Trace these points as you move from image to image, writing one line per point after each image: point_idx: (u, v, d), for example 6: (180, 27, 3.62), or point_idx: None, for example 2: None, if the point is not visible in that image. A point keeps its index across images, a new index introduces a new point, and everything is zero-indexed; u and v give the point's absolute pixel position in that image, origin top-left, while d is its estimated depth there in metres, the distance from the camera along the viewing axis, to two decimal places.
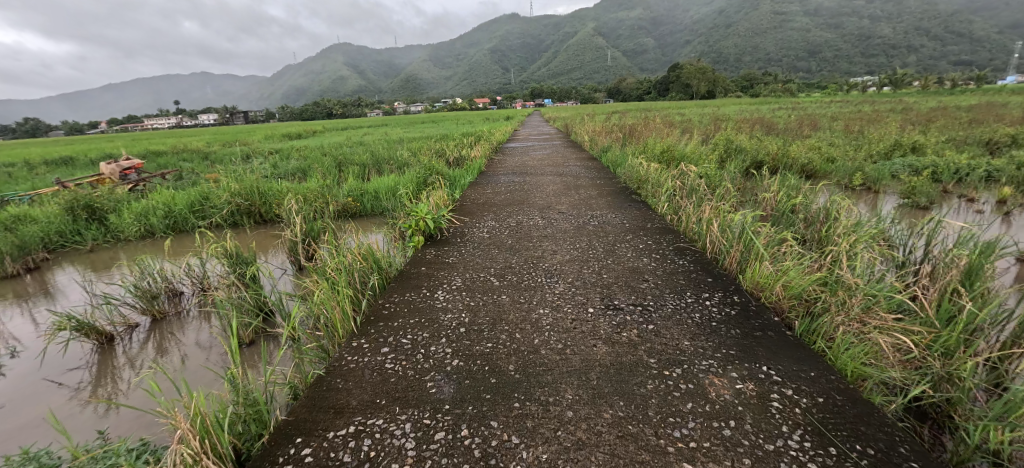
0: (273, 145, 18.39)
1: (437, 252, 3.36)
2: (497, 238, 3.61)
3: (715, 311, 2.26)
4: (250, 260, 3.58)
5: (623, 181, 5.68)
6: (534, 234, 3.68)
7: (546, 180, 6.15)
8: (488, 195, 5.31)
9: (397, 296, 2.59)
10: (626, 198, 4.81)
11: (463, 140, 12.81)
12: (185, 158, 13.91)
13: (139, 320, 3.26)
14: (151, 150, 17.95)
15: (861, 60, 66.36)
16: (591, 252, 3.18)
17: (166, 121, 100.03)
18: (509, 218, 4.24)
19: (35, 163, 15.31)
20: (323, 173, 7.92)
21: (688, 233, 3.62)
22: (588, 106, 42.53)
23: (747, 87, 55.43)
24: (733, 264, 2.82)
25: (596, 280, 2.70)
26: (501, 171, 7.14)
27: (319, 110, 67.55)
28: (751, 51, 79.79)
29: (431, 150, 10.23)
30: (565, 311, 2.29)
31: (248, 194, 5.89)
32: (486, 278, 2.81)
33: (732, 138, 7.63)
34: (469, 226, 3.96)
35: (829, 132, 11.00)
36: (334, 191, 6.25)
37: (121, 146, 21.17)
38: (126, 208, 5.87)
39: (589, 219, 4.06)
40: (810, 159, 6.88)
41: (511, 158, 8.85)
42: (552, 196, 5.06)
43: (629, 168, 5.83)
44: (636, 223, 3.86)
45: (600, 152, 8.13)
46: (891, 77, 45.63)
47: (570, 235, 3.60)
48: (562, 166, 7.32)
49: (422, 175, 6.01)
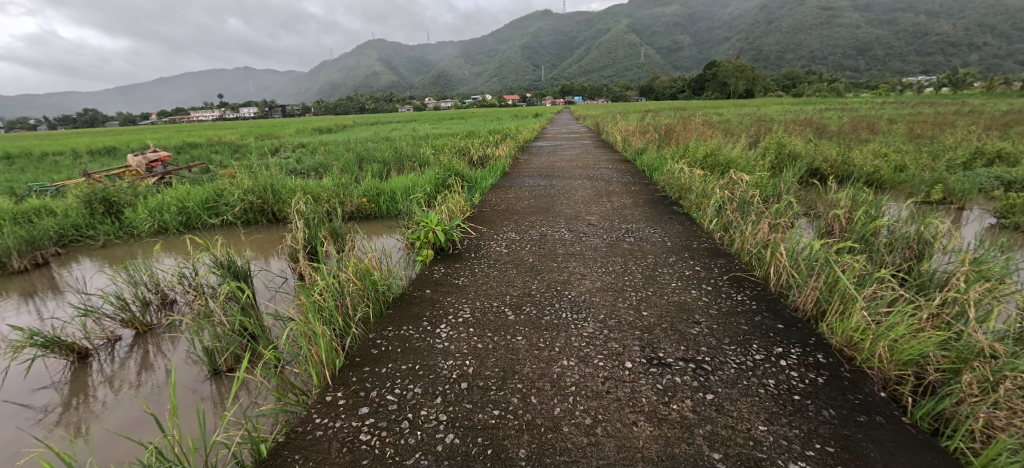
0: (303, 140, 18.63)
1: (447, 269, 2.92)
2: (517, 256, 3.12)
3: (795, 377, 1.72)
4: (243, 269, 3.25)
5: (661, 188, 5.10)
6: (558, 251, 3.18)
7: (574, 184, 5.64)
8: (509, 200, 4.85)
9: (392, 330, 2.16)
10: (665, 208, 4.25)
11: (489, 137, 12.42)
12: (217, 151, 14.22)
13: (123, 333, 2.98)
14: (188, 142, 18.57)
15: (919, 58, 61.70)
16: (627, 279, 2.65)
17: (210, 113, 104.95)
18: (531, 228, 3.77)
19: (82, 153, 16.08)
20: (342, 170, 7.69)
21: (743, 257, 3.04)
22: (620, 105, 41.43)
23: (790, 86, 52.60)
24: (808, 303, 2.25)
25: (633, 320, 2.18)
26: (526, 173, 6.68)
27: (351, 104, 68.98)
28: (796, 49, 75.77)
29: (455, 148, 9.85)
30: (596, 366, 1.80)
31: (261, 192, 5.68)
32: (499, 308, 2.34)
33: (783, 141, 6.88)
34: (486, 239, 3.50)
35: (893, 136, 9.90)
36: (349, 190, 5.96)
37: (163, 137, 22.11)
38: (142, 202, 5.79)
39: (622, 234, 3.53)
40: (877, 167, 6.05)
41: (537, 158, 8.37)
42: (580, 203, 4.54)
43: (667, 174, 5.24)
44: (680, 243, 3.29)
45: (633, 154, 7.53)
46: (952, 79, 42.20)
47: (601, 255, 3.08)
48: (592, 169, 6.78)
49: (441, 176, 5.61)
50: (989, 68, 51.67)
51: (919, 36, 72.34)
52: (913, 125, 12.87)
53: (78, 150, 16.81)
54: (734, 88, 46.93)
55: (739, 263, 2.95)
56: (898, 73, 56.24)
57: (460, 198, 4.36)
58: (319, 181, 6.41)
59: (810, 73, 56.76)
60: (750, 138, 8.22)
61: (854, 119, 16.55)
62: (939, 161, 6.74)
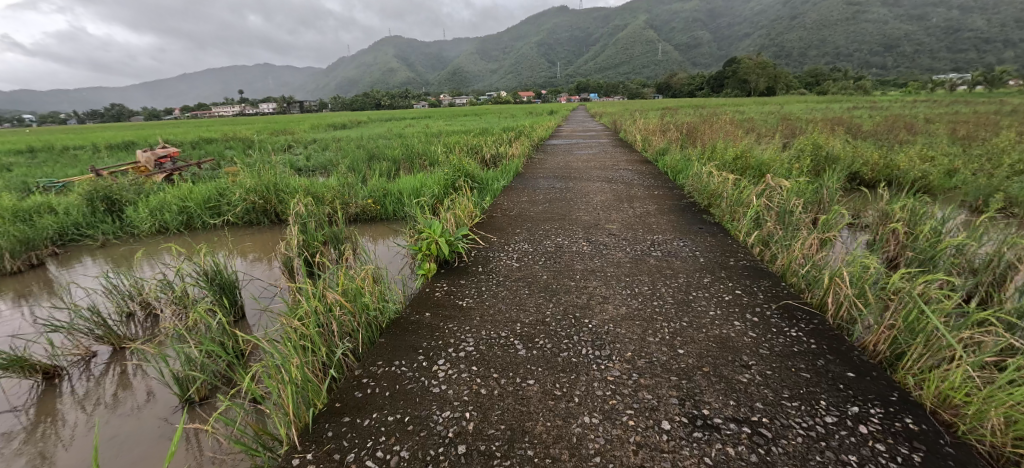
0: (316, 136, 18.59)
1: (451, 286, 2.59)
2: (529, 272, 2.77)
3: (880, 453, 1.36)
4: (230, 282, 2.99)
5: (687, 193, 4.69)
6: (576, 267, 2.82)
7: (591, 187, 5.28)
8: (521, 205, 4.50)
9: (382, 366, 1.85)
10: (693, 216, 3.86)
11: (503, 135, 12.11)
12: (230, 147, 14.22)
13: (100, 349, 2.73)
14: (204, 137, 18.74)
15: (952, 54, 58.99)
16: (657, 306, 2.29)
17: (231, 109, 107.07)
18: (545, 238, 3.43)
19: (101, 147, 16.33)
20: (350, 169, 7.46)
21: (790, 278, 2.64)
22: (636, 102, 40.69)
23: (814, 84, 50.91)
24: (880, 344, 1.89)
25: (668, 360, 1.82)
26: (541, 174, 6.33)
27: (367, 101, 69.50)
28: (821, 45, 73.35)
29: (467, 146, 9.54)
30: (625, 426, 1.47)
31: (264, 191, 5.46)
32: (508, 340, 2.00)
33: (819, 142, 6.36)
34: (495, 250, 3.16)
35: (935, 137, 9.22)
36: (354, 190, 5.71)
37: (182, 132, 22.43)
38: (145, 201, 5.66)
39: (648, 247, 3.15)
40: (926, 172, 5.52)
41: (552, 158, 8.00)
42: (599, 210, 4.17)
43: (694, 178, 4.83)
44: (715, 259, 2.90)
45: (654, 155, 7.11)
46: (988, 77, 40.21)
47: (625, 273, 2.71)
48: (610, 170, 6.38)
49: (450, 176, 5.30)
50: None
51: (952, 32, 69.22)
52: (954, 125, 12.05)
53: (100, 145, 17.16)
54: (755, 85, 45.60)
55: (786, 285, 2.55)
56: (930, 69, 53.91)
57: (468, 201, 4.03)
58: (325, 180, 6.18)
59: (835, 70, 54.83)
60: (780, 138, 7.68)
61: (887, 118, 15.70)
62: (995, 164, 6.13)
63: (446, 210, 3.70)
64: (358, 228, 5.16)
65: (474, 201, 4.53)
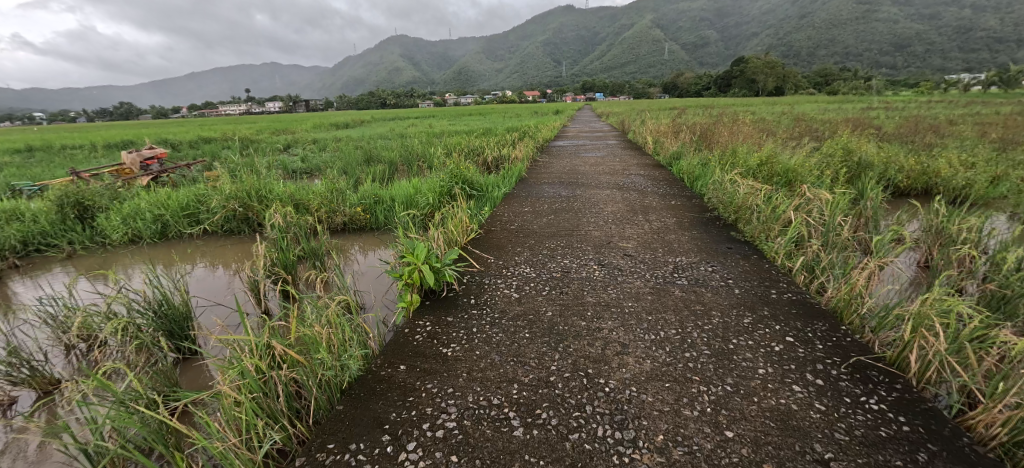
0: (316, 135, 18.25)
1: (435, 326, 2.14)
2: (531, 306, 2.31)
3: None
4: (178, 316, 2.58)
5: (709, 205, 4.21)
6: (586, 300, 2.35)
7: (599, 195, 4.83)
8: (524, 216, 4.04)
9: (335, 454, 1.41)
10: (718, 233, 3.39)
11: (507, 136, 11.66)
12: (227, 147, 13.91)
13: (19, 394, 2.29)
14: (203, 137, 18.50)
15: (965, 54, 57.75)
16: (690, 360, 1.81)
17: (237, 108, 107.41)
18: (550, 259, 2.98)
19: (98, 147, 16.12)
20: (343, 173, 7.04)
21: (849, 319, 2.16)
22: (644, 102, 40.12)
23: (824, 83, 50.01)
24: (994, 425, 1.41)
25: (713, 452, 1.36)
26: (545, 179, 5.89)
27: (372, 100, 69.38)
28: (831, 44, 72.20)
29: (468, 148, 9.09)
30: None
31: (245, 198, 5.05)
32: (501, 413, 1.54)
33: (848, 145, 5.87)
34: (491, 275, 2.70)
35: (964, 140, 8.68)
36: (343, 196, 5.29)
37: (182, 131, 22.21)
38: (119, 207, 5.28)
39: (670, 273, 2.68)
40: (971, 181, 5.01)
41: (558, 161, 7.55)
42: (610, 224, 3.70)
43: (716, 187, 4.35)
44: (754, 290, 2.42)
45: (668, 159, 6.60)
46: (1003, 77, 39.22)
47: (646, 309, 2.24)
48: (620, 175, 5.91)
49: (446, 183, 4.86)
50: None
51: (966, 32, 67.88)
52: (979, 127, 11.46)
53: (97, 144, 16.89)
54: (764, 85, 44.85)
55: (846, 328, 2.08)
56: (942, 70, 52.88)
57: (463, 213, 3.58)
58: (313, 185, 5.76)
59: (845, 69, 53.88)
60: (803, 141, 7.18)
61: (905, 119, 15.08)
62: None
63: (437, 226, 3.25)
64: (344, 239, 4.71)
65: (472, 213, 4.09)
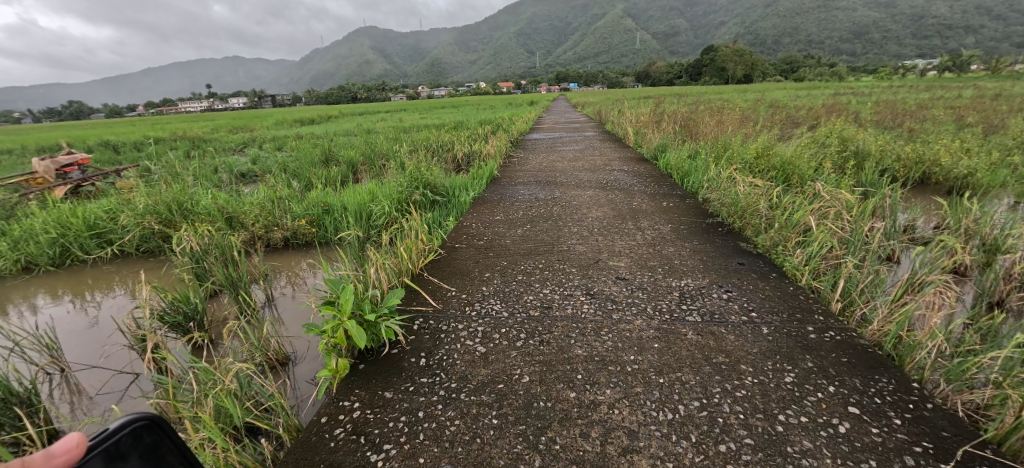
0: (277, 133, 17.06)
1: (364, 412, 1.52)
2: (501, 368, 1.72)
3: None
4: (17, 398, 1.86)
5: (705, 206, 3.70)
6: (575, 355, 1.77)
7: (581, 196, 4.27)
8: (495, 228, 3.42)
9: None
10: (723, 241, 2.87)
11: (480, 129, 11.00)
12: (174, 149, 12.71)
13: None
14: (151, 137, 17.08)
15: (920, 39, 60.03)
16: (729, 460, 1.27)
17: (197, 105, 102.16)
18: (525, 287, 2.38)
19: (28, 150, 14.55)
20: (294, 177, 6.26)
21: (911, 368, 1.67)
22: (618, 93, 39.99)
23: (791, 70, 51.08)
24: None
25: None
26: (520, 178, 5.28)
27: (341, 94, 67.01)
28: (796, 32, 73.96)
29: (436, 145, 8.38)
30: None
31: (165, 212, 4.25)
32: None
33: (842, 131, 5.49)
34: (451, 318, 2.09)
35: (942, 124, 8.54)
36: (286, 206, 4.55)
37: (128, 131, 20.52)
38: (9, 227, 4.38)
39: (677, 305, 2.13)
40: (974, 169, 4.67)
41: (534, 156, 6.96)
42: (596, 235, 3.13)
43: (713, 187, 3.85)
44: (786, 330, 1.89)
45: (652, 152, 6.09)
46: (956, 62, 40.89)
47: (653, 368, 1.67)
48: (603, 172, 5.35)
49: (405, 189, 4.20)
50: (992, 51, 50.55)
51: (920, 18, 70.59)
52: (950, 111, 11.49)
53: (28, 148, 15.31)
54: (733, 73, 45.45)
55: (916, 384, 1.57)
56: (899, 56, 54.94)
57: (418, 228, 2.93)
58: (254, 193, 4.99)
59: (810, 56, 55.27)
60: (789, 130, 6.82)
61: (875, 103, 15.16)
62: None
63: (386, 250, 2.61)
64: (282, 259, 3.99)
65: (432, 227, 3.46)
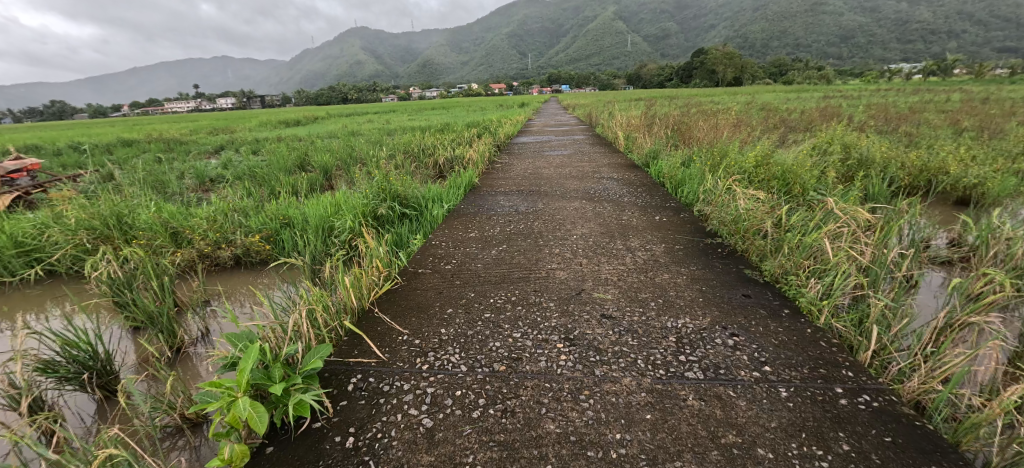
0: (257, 135, 16.43)
1: None
2: (450, 454, 1.33)
3: None
4: None
5: (703, 222, 3.34)
6: (545, 434, 1.38)
7: (565, 208, 3.89)
8: (467, 247, 3.01)
9: None
10: (725, 267, 2.50)
11: (466, 132, 10.59)
12: (144, 153, 12.05)
13: None
14: (124, 139, 16.34)
15: (904, 44, 61.04)
16: None
17: (184, 105, 100.31)
18: (491, 328, 1.97)
19: None
20: (260, 185, 5.79)
21: (973, 446, 1.32)
22: (608, 95, 40.00)
23: (780, 73, 51.51)
24: None
25: None
26: (501, 187, 4.90)
27: (330, 95, 66.20)
28: (785, 35, 74.70)
29: (418, 149, 7.96)
30: None
31: (99, 227, 3.75)
32: None
33: (842, 137, 5.20)
34: (396, 374, 1.68)
35: (938, 129, 8.33)
36: (241, 221, 4.10)
37: (101, 133, 19.66)
38: None
39: (674, 355, 1.74)
40: (982, 179, 4.40)
41: (519, 161, 6.58)
42: (581, 257, 2.75)
43: (711, 201, 3.50)
44: (810, 392, 1.52)
45: (643, 158, 5.75)
46: (940, 67, 41.60)
47: (645, 454, 1.30)
48: (591, 180, 4.98)
49: (370, 201, 3.78)
50: (975, 55, 51.46)
51: (903, 23, 71.91)
52: (942, 115, 11.37)
53: None
54: (724, 75, 45.63)
55: None
56: (884, 60, 55.86)
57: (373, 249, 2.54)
58: (208, 204, 4.51)
59: (798, 60, 55.79)
60: (786, 135, 6.53)
61: (864, 107, 15.10)
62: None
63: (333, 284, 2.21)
64: (226, 281, 3.49)
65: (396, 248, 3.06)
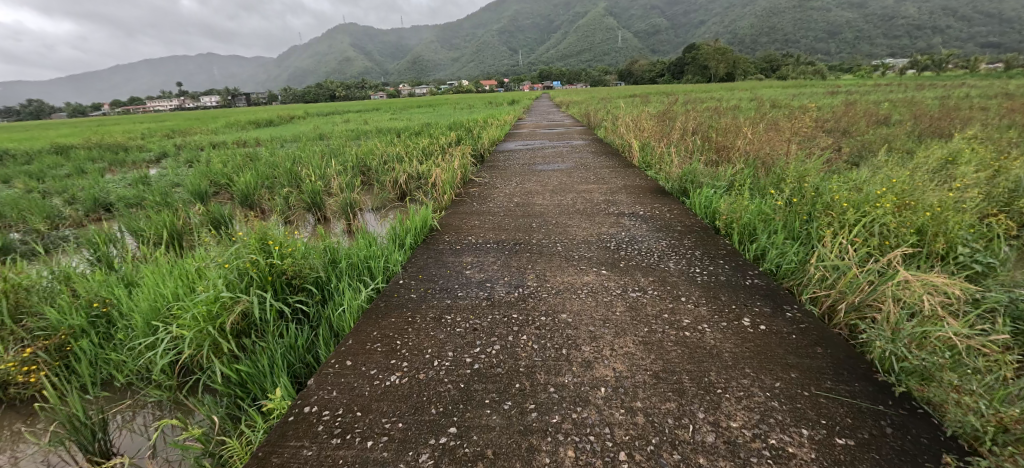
0: (210, 139, 14.43)
1: None
2: None
3: None
4: None
5: (851, 345, 1.72)
6: None
7: (573, 291, 2.24)
8: (368, 441, 1.35)
9: None
10: None
11: (442, 136, 8.89)
12: (59, 165, 10.05)
13: None
14: (56, 145, 14.21)
15: (894, 40, 60.61)
16: None
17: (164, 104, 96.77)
18: None
19: None
20: (133, 225, 4.06)
21: None
22: (599, 91, 38.55)
23: (774, 68, 50.34)
24: None
25: None
26: (472, 231, 3.27)
27: (314, 93, 63.82)
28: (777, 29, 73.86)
29: (374, 163, 6.26)
30: None
31: None
32: None
33: (959, 147, 3.66)
34: None
35: (1006, 128, 6.85)
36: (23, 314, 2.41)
37: (38, 138, 17.41)
38: None
39: None
40: None
41: (501, 182, 4.93)
42: None
43: (848, 292, 1.91)
44: None
45: (675, 182, 4.15)
46: (934, 60, 40.86)
47: None
48: (607, 220, 3.36)
49: (226, 288, 2.11)
50: (965, 50, 51.04)
51: (891, 18, 71.81)
52: (988, 112, 9.90)
53: None
54: (717, 71, 44.39)
55: None
56: (871, 56, 55.48)
57: None
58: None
59: (790, 55, 55.03)
60: (853, 148, 5.00)
61: (882, 103, 13.74)
62: None
63: None
64: None
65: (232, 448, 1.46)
